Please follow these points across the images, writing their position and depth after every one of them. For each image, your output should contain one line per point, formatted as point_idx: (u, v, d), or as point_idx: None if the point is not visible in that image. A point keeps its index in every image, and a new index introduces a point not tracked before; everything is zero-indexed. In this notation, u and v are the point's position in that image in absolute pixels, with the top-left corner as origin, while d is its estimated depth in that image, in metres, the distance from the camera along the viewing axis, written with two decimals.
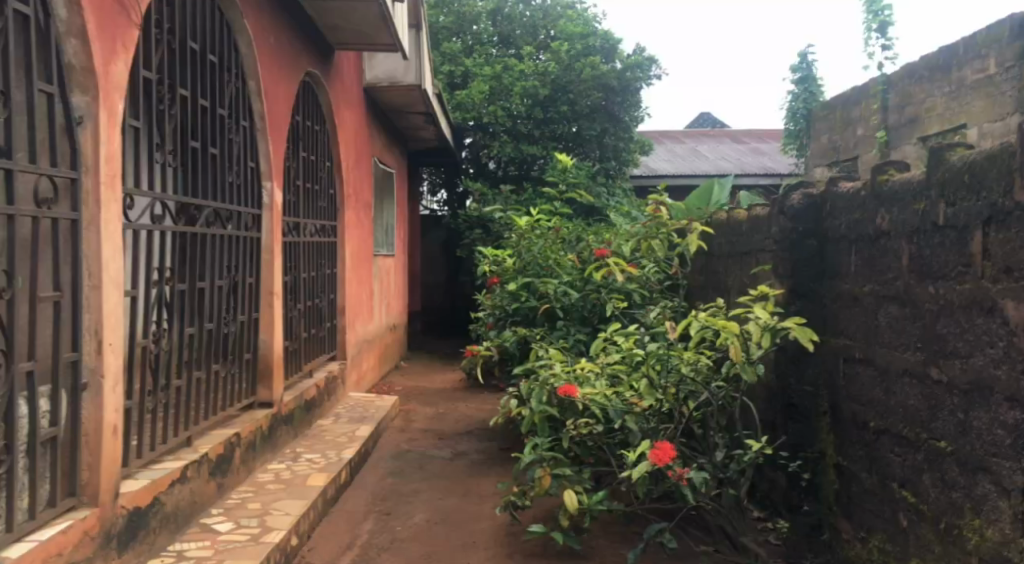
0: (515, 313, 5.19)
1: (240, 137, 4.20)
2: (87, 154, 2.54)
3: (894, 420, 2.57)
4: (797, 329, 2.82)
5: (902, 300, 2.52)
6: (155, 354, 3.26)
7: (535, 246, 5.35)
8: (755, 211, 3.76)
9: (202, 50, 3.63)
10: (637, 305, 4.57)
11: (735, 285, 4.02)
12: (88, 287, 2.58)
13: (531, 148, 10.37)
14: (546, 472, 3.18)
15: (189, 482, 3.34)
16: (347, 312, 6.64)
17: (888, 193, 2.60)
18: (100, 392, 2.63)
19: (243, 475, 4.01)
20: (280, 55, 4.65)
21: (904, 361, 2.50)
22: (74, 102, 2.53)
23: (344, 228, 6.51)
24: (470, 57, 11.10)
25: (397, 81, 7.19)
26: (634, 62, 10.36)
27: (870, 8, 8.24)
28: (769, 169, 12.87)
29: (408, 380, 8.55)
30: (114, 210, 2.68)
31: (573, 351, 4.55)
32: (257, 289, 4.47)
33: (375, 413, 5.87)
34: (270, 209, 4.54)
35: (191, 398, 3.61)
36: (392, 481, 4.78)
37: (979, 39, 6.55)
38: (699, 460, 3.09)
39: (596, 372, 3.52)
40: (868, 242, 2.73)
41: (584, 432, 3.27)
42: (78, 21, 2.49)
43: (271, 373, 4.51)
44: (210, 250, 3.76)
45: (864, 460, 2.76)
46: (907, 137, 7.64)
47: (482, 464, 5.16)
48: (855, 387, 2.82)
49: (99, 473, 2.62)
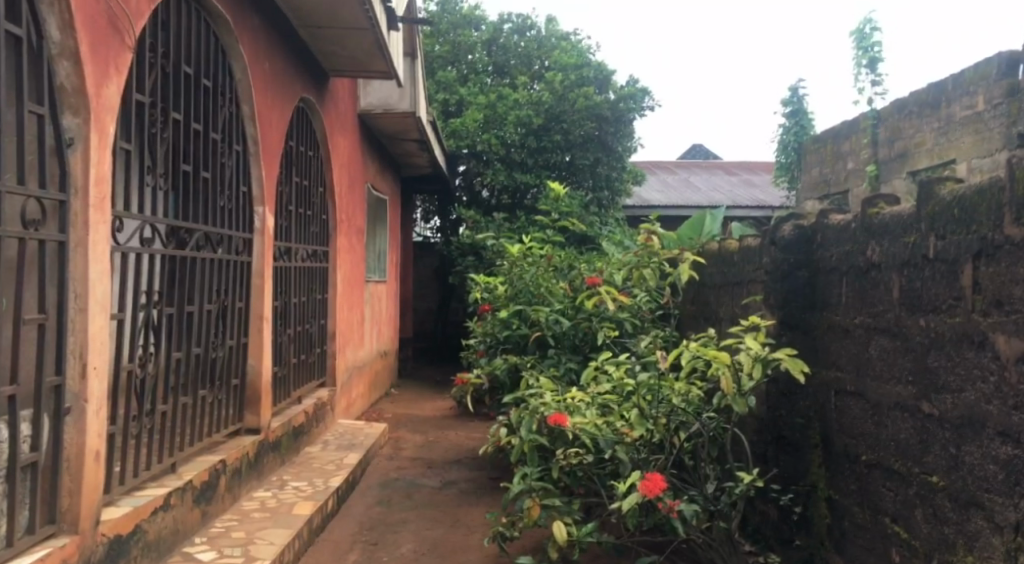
0: (506, 341, 5.16)
1: (233, 161, 4.19)
2: (77, 177, 2.54)
3: (885, 453, 2.55)
4: (788, 361, 2.81)
5: (893, 333, 2.51)
6: (140, 379, 3.22)
7: (527, 274, 5.35)
8: (746, 242, 3.77)
9: (196, 74, 3.65)
10: (628, 334, 4.54)
11: (726, 315, 4.01)
12: (74, 309, 2.55)
13: (525, 176, 10.43)
14: (535, 502, 3.14)
15: (172, 510, 3.28)
16: (338, 338, 6.59)
17: (878, 225, 2.61)
18: (83, 417, 2.58)
19: (228, 503, 3.94)
20: (275, 81, 4.68)
21: (895, 394, 2.49)
22: (65, 123, 2.53)
23: (337, 253, 6.51)
24: (465, 86, 11.22)
25: (391, 108, 7.20)
26: (627, 93, 10.48)
27: (860, 44, 8.38)
28: (760, 201, 12.98)
29: (398, 407, 8.49)
30: (102, 231, 2.67)
31: (564, 380, 4.50)
32: (246, 314, 4.43)
33: (364, 441, 5.81)
34: (261, 233, 4.52)
35: (177, 424, 3.55)
36: (379, 511, 4.71)
37: (967, 76, 6.66)
38: (690, 492, 3.06)
39: (587, 401, 3.46)
40: (859, 274, 2.74)
41: (574, 462, 3.23)
42: (71, 43, 2.49)
43: (259, 399, 4.46)
44: (199, 274, 3.73)
45: (855, 494, 2.74)
46: (897, 171, 7.73)
47: (471, 493, 5.10)
48: (846, 419, 2.81)
49: (80, 500, 2.57)
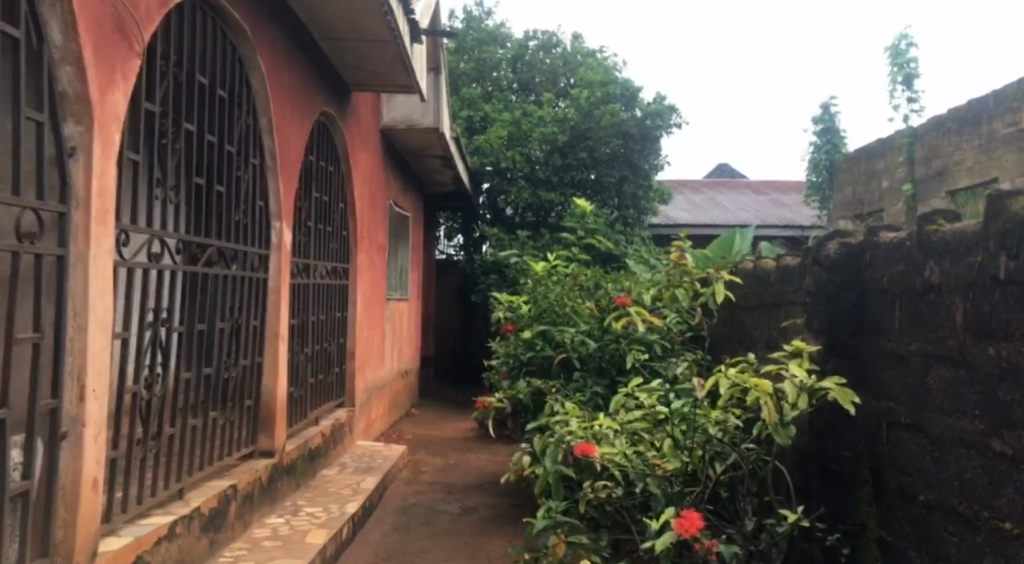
0: (530, 363, 4.97)
1: (249, 175, 4.07)
2: (78, 187, 2.43)
3: (948, 493, 2.31)
4: (837, 390, 2.59)
5: (956, 361, 2.27)
6: (147, 401, 3.06)
7: (552, 292, 5.16)
8: (784, 261, 3.60)
9: (210, 84, 3.55)
10: (658, 357, 4.32)
11: (763, 338, 3.80)
12: (72, 328, 2.42)
13: (548, 194, 10.31)
14: (561, 539, 2.87)
15: (177, 539, 3.11)
16: (357, 357, 6.44)
17: (938, 244, 2.37)
18: (80, 442, 2.43)
19: (238, 530, 3.77)
20: (294, 93, 4.56)
21: (958, 428, 2.25)
22: (66, 131, 2.42)
23: (357, 271, 6.36)
24: (489, 103, 11.13)
25: (415, 124, 7.09)
26: (654, 110, 10.30)
27: (896, 60, 8.12)
28: (789, 220, 12.72)
29: (418, 427, 8.33)
30: (105, 246, 2.55)
31: (589, 405, 4.28)
32: (261, 333, 4.30)
33: (382, 463, 5.64)
34: (278, 250, 4.39)
35: (185, 446, 3.41)
36: (397, 539, 4.52)
37: (1010, 92, 6.38)
38: (728, 531, 2.84)
39: (615, 429, 3.25)
40: (915, 296, 2.50)
41: (603, 495, 2.97)
42: (73, 47, 2.38)
43: (273, 422, 4.31)
44: (210, 290, 3.60)
45: (912, 537, 2.49)
46: (935, 190, 7.48)
47: (491, 522, 4.89)
48: (901, 454, 2.58)
49: (75, 532, 2.42)
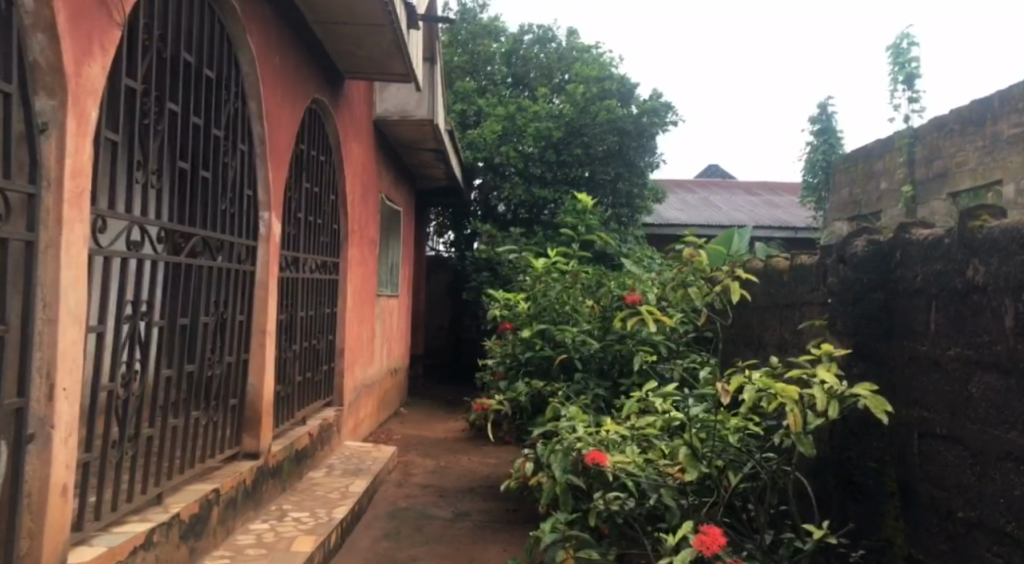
0: (529, 363, 4.78)
1: (237, 161, 3.85)
2: (50, 166, 2.22)
3: (992, 511, 2.14)
4: (870, 399, 2.41)
5: (1004, 368, 2.10)
6: (123, 400, 2.82)
7: (552, 290, 4.95)
8: (801, 260, 3.43)
9: (196, 63, 3.33)
10: (664, 359, 4.15)
11: (775, 340, 3.64)
12: (42, 321, 2.21)
13: (542, 191, 10.14)
14: (569, 555, 2.69)
15: (154, 548, 2.90)
16: (347, 354, 6.22)
17: (983, 242, 2.20)
18: (48, 446, 2.22)
19: (219, 537, 3.55)
20: (285, 77, 4.33)
21: (1005, 441, 2.08)
22: (38, 105, 2.21)
23: (347, 266, 6.15)
24: (484, 98, 10.95)
25: (408, 115, 6.87)
26: (650, 108, 10.12)
27: (897, 60, 8.00)
28: (784, 221, 12.59)
29: (407, 427, 8.11)
30: (80, 232, 2.34)
31: (592, 408, 4.09)
32: (247, 329, 4.07)
33: (372, 466, 5.43)
34: (265, 241, 4.16)
35: (164, 448, 3.19)
36: (387, 546, 4.32)
37: (1016, 93, 6.24)
38: (747, 545, 2.65)
39: (624, 436, 3.09)
40: (955, 298, 2.33)
41: (615, 508, 2.76)
42: (46, 13, 2.16)
43: (259, 421, 4.09)
44: (194, 282, 3.39)
45: (948, 555, 2.33)
46: (935, 192, 7.38)
47: (485, 528, 4.69)
48: (935, 467, 2.41)
49: (42, 542, 2.21)
